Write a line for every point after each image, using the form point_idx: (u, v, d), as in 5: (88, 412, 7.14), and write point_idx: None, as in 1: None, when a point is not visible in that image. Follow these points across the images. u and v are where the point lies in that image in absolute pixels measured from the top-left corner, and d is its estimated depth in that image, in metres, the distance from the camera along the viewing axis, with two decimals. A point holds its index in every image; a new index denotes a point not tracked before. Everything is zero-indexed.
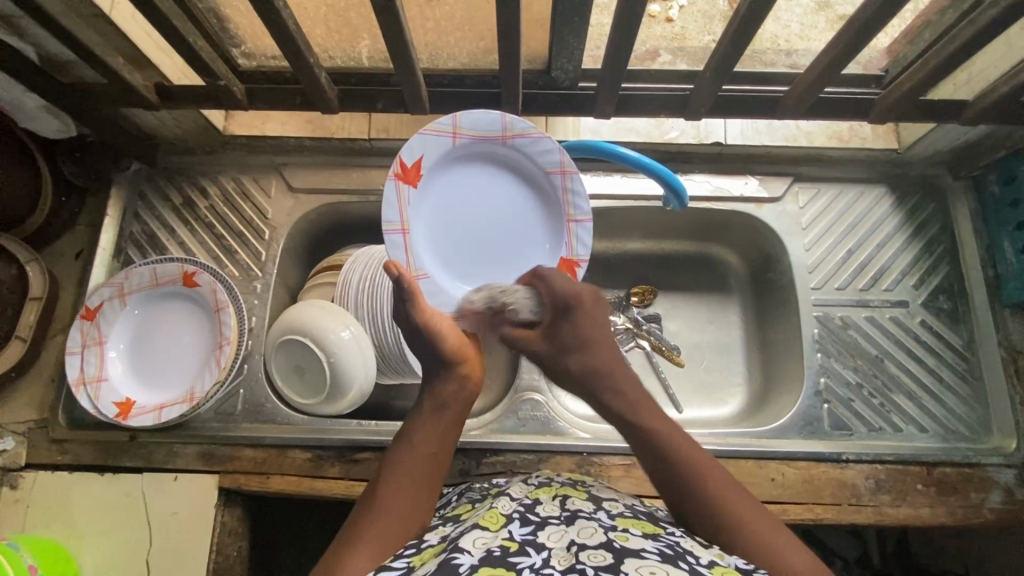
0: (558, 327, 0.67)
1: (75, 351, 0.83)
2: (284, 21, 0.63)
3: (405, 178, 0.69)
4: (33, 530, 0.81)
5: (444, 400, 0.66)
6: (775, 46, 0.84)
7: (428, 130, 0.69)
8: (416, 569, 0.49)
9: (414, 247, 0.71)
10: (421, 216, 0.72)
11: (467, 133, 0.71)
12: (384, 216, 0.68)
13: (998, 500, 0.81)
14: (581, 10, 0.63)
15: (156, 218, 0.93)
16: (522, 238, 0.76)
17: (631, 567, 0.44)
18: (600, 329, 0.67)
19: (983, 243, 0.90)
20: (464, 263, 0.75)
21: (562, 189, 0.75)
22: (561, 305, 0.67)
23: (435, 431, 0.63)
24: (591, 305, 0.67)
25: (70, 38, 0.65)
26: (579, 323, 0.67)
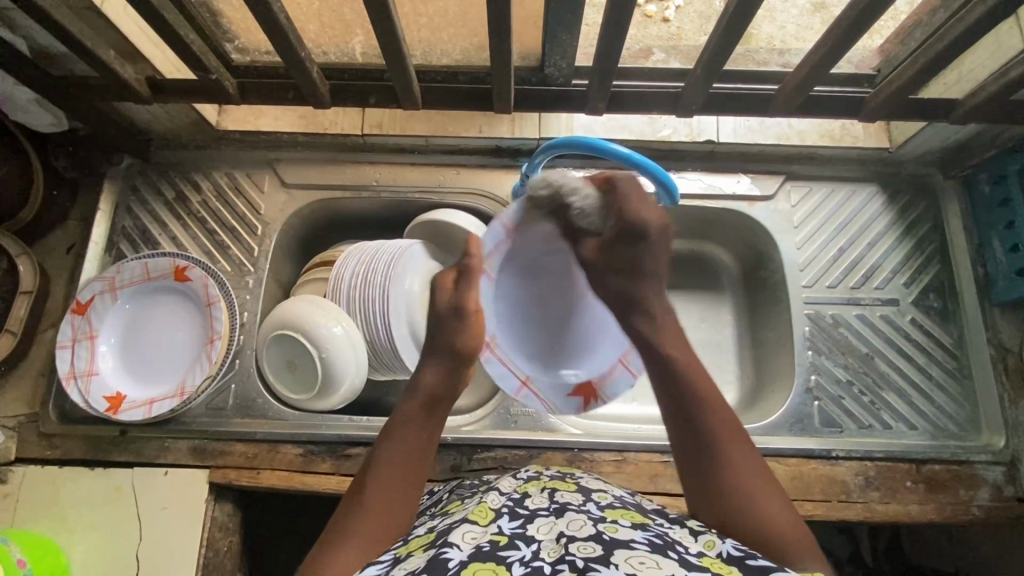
0: (626, 248, 0.65)
1: (66, 345, 0.83)
2: (275, 15, 0.63)
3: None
4: (21, 524, 0.80)
5: (436, 395, 0.63)
6: (770, 45, 0.86)
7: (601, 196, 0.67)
8: (402, 561, 0.48)
9: (504, 251, 0.69)
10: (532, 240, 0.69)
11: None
12: (510, 211, 0.66)
13: (986, 498, 0.82)
14: (573, 6, 0.63)
15: (148, 213, 0.93)
16: (570, 340, 0.75)
17: (620, 559, 0.44)
18: (658, 256, 0.66)
19: (973, 241, 0.91)
20: (514, 310, 0.73)
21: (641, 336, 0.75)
22: (630, 227, 0.64)
23: (422, 425, 0.61)
24: (656, 237, 0.65)
25: (61, 30, 0.65)
26: (639, 254, 0.65)
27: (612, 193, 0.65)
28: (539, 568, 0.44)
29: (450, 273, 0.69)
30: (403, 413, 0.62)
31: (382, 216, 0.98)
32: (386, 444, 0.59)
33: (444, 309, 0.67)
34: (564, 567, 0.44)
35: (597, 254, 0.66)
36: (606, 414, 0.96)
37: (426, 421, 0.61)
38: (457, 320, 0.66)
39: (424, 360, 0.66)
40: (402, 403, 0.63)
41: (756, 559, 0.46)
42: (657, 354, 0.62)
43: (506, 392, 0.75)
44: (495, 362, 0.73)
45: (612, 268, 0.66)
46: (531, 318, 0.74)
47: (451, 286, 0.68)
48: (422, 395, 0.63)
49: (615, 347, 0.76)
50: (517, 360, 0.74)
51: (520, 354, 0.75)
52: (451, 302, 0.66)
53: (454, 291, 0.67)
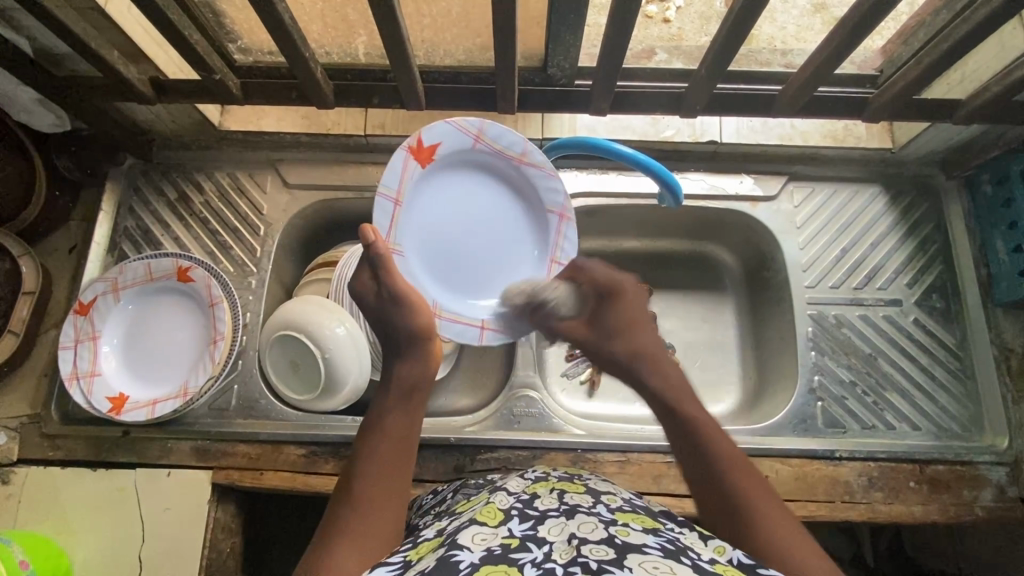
0: (602, 310, 0.71)
1: (68, 346, 0.83)
2: (279, 15, 0.63)
3: (416, 151, 0.70)
4: (24, 525, 0.80)
5: (410, 384, 0.62)
6: (772, 45, 0.87)
7: (453, 122, 0.71)
8: (412, 563, 0.47)
9: (400, 221, 0.70)
10: (418, 197, 0.72)
11: (488, 143, 0.74)
12: (384, 183, 0.68)
13: (989, 498, 0.82)
14: (578, 6, 0.63)
15: (151, 214, 0.92)
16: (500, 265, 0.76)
17: (634, 563, 0.44)
18: (640, 317, 0.71)
19: (976, 242, 0.91)
20: (441, 270, 0.74)
21: (557, 229, 0.78)
22: (606, 290, 0.71)
23: (404, 416, 0.60)
24: (631, 291, 0.71)
25: (65, 30, 0.65)
26: (621, 310, 0.70)
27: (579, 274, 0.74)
28: (551, 570, 0.44)
29: (364, 275, 0.67)
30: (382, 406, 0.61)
31: None
32: (370, 440, 0.58)
33: (375, 307, 0.66)
34: (577, 570, 0.43)
35: (586, 329, 0.71)
36: (609, 414, 0.96)
37: (407, 410, 0.61)
38: (397, 309, 0.65)
39: (387, 362, 0.65)
40: (379, 397, 0.63)
41: (767, 570, 0.46)
42: (665, 407, 0.62)
43: (472, 344, 0.74)
44: (448, 322, 0.72)
45: (607, 334, 0.70)
46: (457, 266, 0.75)
47: (370, 286, 0.66)
48: (397, 385, 0.62)
49: (542, 247, 0.78)
50: (463, 310, 0.74)
51: (465, 305, 0.75)
52: (381, 297, 0.65)
53: (377, 290, 0.66)
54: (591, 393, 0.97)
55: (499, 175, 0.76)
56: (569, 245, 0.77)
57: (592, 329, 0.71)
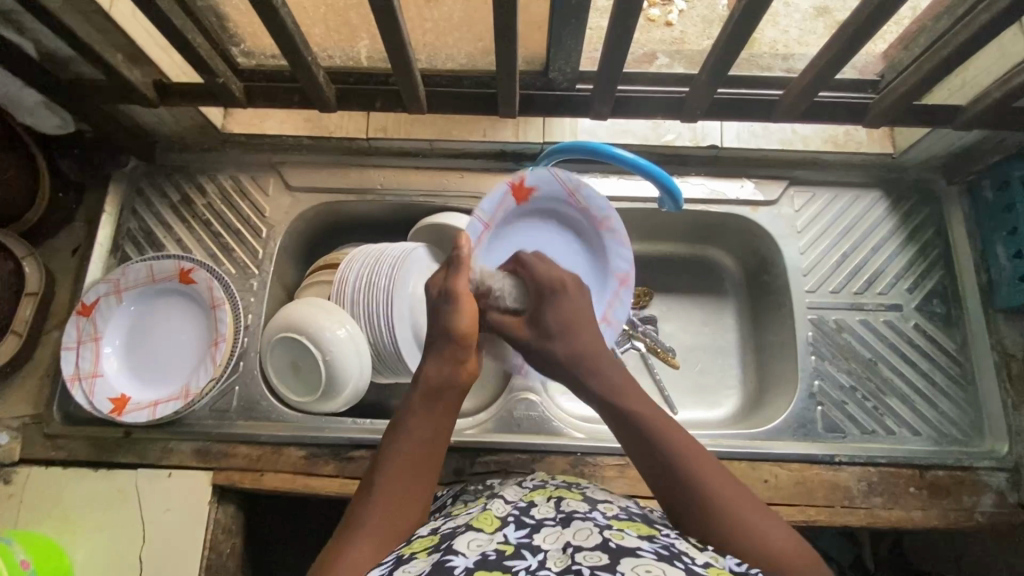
0: (542, 310, 0.71)
1: (70, 347, 0.83)
2: (283, 19, 0.63)
3: (516, 187, 0.78)
4: (25, 525, 0.81)
5: (438, 386, 0.63)
6: (774, 50, 0.87)
7: (556, 172, 0.78)
8: (406, 563, 0.49)
9: (483, 243, 0.77)
10: (502, 227, 0.79)
11: (578, 201, 0.81)
12: (482, 207, 0.74)
13: (989, 504, 0.82)
14: (579, 12, 0.63)
15: (154, 216, 0.93)
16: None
17: (627, 567, 0.44)
18: (582, 310, 0.71)
19: (976, 247, 0.91)
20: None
21: (614, 292, 0.86)
22: (549, 289, 0.72)
23: (427, 418, 0.62)
24: (573, 288, 0.73)
25: (70, 34, 0.66)
26: (565, 304, 0.71)
27: (522, 268, 0.76)
28: None
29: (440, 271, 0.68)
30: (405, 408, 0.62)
31: (387, 219, 0.98)
32: (393, 440, 0.60)
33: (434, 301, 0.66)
34: None
35: (527, 325, 0.72)
36: None
37: (432, 413, 0.62)
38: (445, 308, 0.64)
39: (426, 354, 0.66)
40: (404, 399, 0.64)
41: None
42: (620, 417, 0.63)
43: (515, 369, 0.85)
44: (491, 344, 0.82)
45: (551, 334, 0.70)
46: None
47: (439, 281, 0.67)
48: (425, 387, 0.63)
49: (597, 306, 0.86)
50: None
51: None
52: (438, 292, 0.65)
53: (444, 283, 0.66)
54: None
55: (574, 227, 0.84)
56: (621, 310, 0.86)
57: (533, 327, 0.71)
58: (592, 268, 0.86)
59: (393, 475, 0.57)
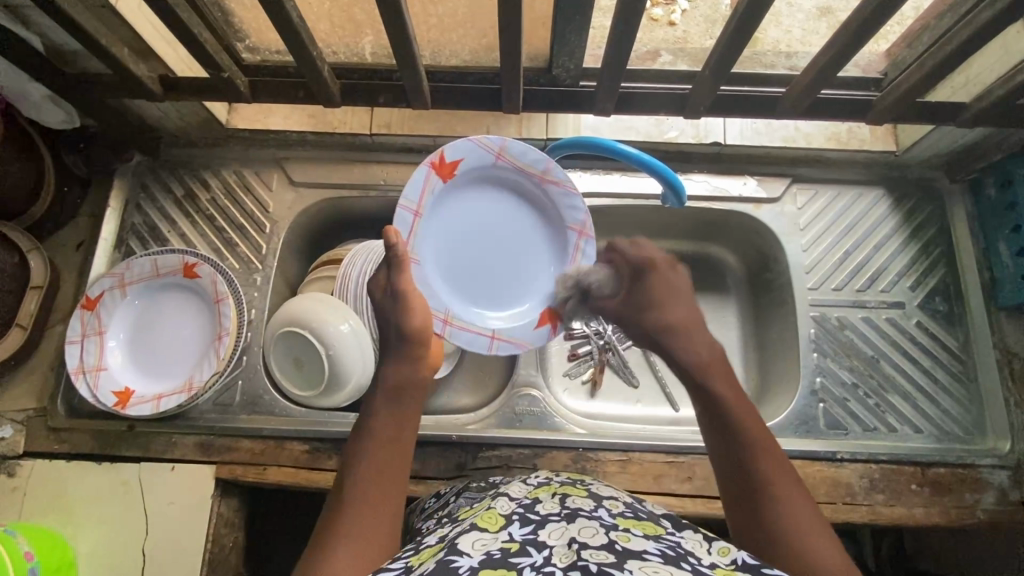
0: (636, 291, 0.71)
1: (75, 340, 0.84)
2: (288, 14, 0.64)
3: (438, 166, 0.76)
4: (29, 518, 0.81)
5: (399, 383, 0.63)
6: (777, 49, 0.88)
7: (474, 140, 0.77)
8: (413, 567, 0.48)
9: (417, 232, 0.76)
10: (437, 208, 0.78)
11: (508, 161, 0.79)
12: (406, 195, 0.74)
13: (991, 501, 0.81)
14: (583, 8, 0.63)
15: (158, 211, 0.93)
16: (517, 276, 0.82)
17: (634, 566, 0.44)
18: (676, 289, 0.70)
19: (979, 245, 0.91)
20: (455, 279, 0.80)
21: (575, 245, 0.82)
22: (639, 267, 0.71)
23: (391, 417, 0.61)
24: (663, 268, 0.71)
25: (77, 27, 0.66)
26: (658, 282, 0.70)
27: (618, 256, 0.74)
28: (551, 573, 0.44)
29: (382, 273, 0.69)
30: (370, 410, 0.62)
31: (390, 216, 0.98)
32: (359, 443, 0.59)
33: (387, 304, 0.67)
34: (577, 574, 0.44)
35: (618, 306, 0.72)
36: (610, 414, 0.96)
37: (394, 411, 0.61)
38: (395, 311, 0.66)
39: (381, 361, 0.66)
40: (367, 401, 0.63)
41: (771, 571, 0.46)
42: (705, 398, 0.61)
43: (483, 351, 0.79)
44: (458, 332, 0.78)
45: (641, 307, 0.70)
46: (474, 280, 0.81)
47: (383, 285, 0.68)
48: (386, 386, 0.63)
49: (560, 261, 0.83)
50: (475, 320, 0.80)
51: (472, 312, 0.81)
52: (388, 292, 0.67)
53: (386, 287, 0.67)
54: (593, 393, 0.97)
55: (518, 190, 0.82)
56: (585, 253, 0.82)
57: (626, 307, 0.71)
58: (546, 226, 0.83)
59: (363, 478, 0.56)
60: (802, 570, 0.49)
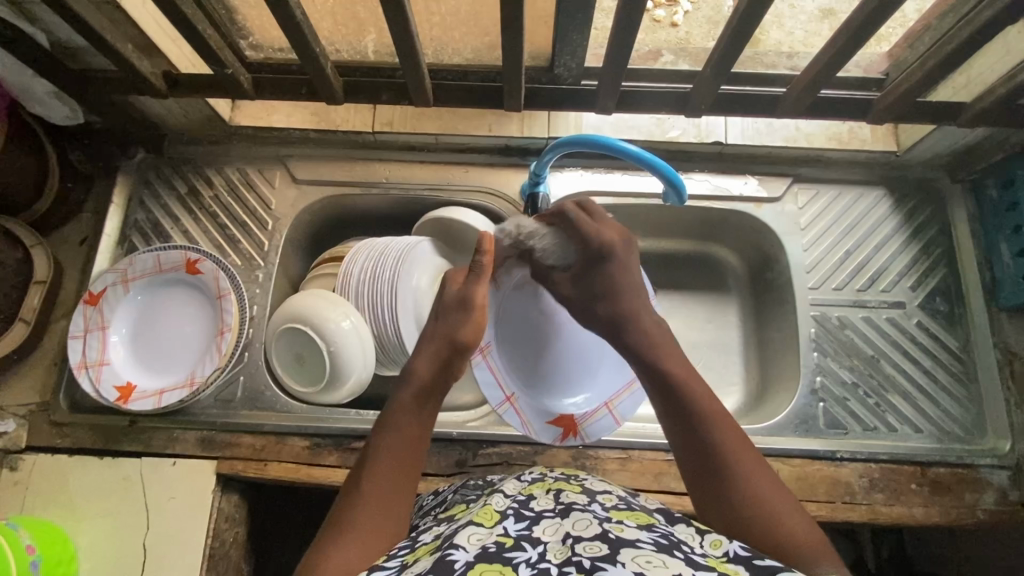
0: (590, 275, 0.70)
1: (77, 335, 0.84)
2: (292, 11, 0.64)
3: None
4: (31, 512, 0.81)
5: (427, 385, 0.62)
6: (778, 49, 0.88)
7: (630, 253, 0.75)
8: (409, 566, 0.48)
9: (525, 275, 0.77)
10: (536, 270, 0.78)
11: None
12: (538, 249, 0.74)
13: (991, 501, 0.81)
14: (585, 6, 0.64)
15: (161, 207, 0.94)
16: (565, 379, 0.81)
17: (626, 557, 0.44)
18: (629, 274, 0.69)
19: (980, 246, 0.91)
20: (509, 338, 0.79)
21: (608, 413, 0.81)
22: (595, 252, 0.69)
23: (415, 418, 0.60)
24: (619, 252, 0.69)
25: (82, 23, 0.67)
26: (612, 271, 0.69)
27: (564, 222, 0.71)
28: (546, 569, 0.45)
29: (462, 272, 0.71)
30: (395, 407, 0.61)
31: (391, 213, 0.99)
32: (380, 440, 0.59)
33: (450, 302, 0.68)
34: (571, 569, 0.44)
35: (573, 287, 0.71)
36: None
37: (418, 413, 0.61)
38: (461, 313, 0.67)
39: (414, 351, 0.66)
40: (392, 397, 0.62)
41: (762, 560, 0.47)
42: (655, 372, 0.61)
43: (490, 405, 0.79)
44: (484, 369, 0.78)
45: (591, 297, 0.69)
46: (530, 349, 0.80)
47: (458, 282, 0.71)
48: (415, 384, 0.62)
49: (602, 398, 0.82)
50: (507, 375, 0.80)
51: (512, 372, 0.80)
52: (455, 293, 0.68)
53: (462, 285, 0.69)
54: None
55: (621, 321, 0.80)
56: (628, 405, 0.82)
57: (578, 285, 0.70)
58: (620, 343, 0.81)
59: (378, 477, 0.56)
60: (767, 543, 0.51)
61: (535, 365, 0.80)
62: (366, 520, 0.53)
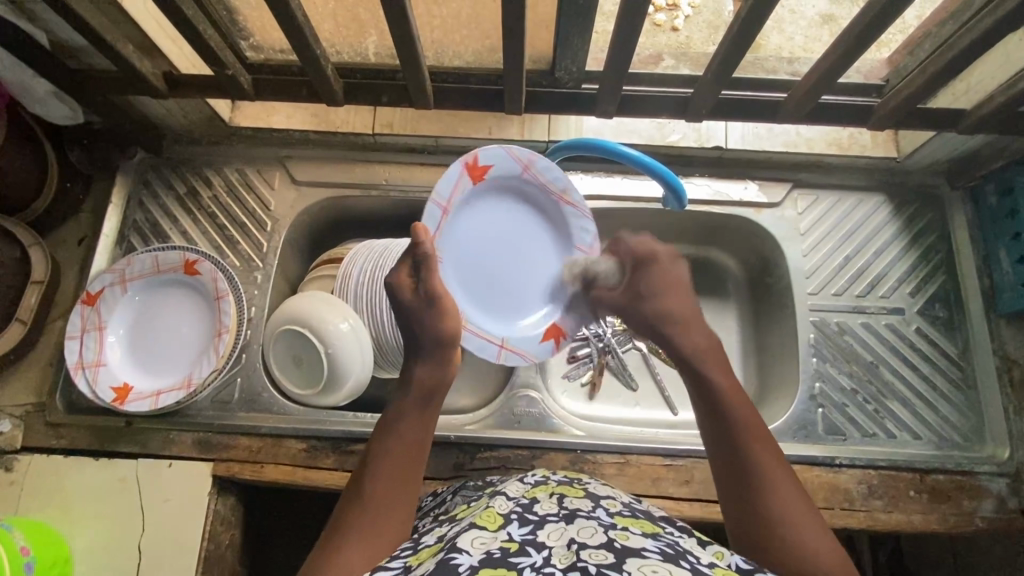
0: (637, 280, 0.70)
1: (74, 335, 0.84)
2: (293, 12, 0.64)
3: (471, 167, 0.74)
4: (26, 513, 0.81)
5: (429, 386, 0.62)
6: (779, 54, 0.88)
7: (509, 151, 0.76)
8: (412, 568, 0.48)
9: (444, 229, 0.74)
10: (462, 209, 0.75)
11: (536, 175, 0.79)
12: (439, 191, 0.71)
13: (990, 509, 0.81)
14: (586, 11, 0.64)
15: (159, 207, 0.93)
16: (526, 289, 0.82)
17: (633, 567, 0.44)
18: (678, 280, 0.69)
19: (980, 252, 0.91)
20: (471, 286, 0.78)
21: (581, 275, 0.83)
22: (641, 259, 0.70)
23: (419, 422, 0.61)
24: (665, 260, 0.70)
25: (83, 23, 0.67)
26: (657, 274, 0.69)
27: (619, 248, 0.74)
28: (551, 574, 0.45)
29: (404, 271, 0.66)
30: (397, 410, 0.61)
31: (391, 215, 0.98)
32: (384, 442, 0.59)
33: (413, 302, 0.65)
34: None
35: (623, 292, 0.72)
36: (609, 416, 0.96)
37: (423, 417, 0.61)
38: (432, 309, 0.64)
39: (409, 357, 0.65)
40: (394, 401, 0.62)
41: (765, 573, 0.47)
42: (697, 380, 0.61)
43: (489, 360, 0.78)
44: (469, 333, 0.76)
45: (641, 297, 0.69)
46: (485, 285, 0.79)
47: (409, 284, 0.65)
48: (416, 389, 0.62)
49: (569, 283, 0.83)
50: (486, 327, 0.79)
51: (488, 320, 0.79)
52: (420, 294, 0.64)
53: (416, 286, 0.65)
54: (592, 395, 0.97)
55: (540, 209, 0.82)
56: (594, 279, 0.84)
57: (631, 292, 0.70)
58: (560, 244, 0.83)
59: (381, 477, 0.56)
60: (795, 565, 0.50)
61: (497, 298, 0.80)
62: (371, 521, 0.53)
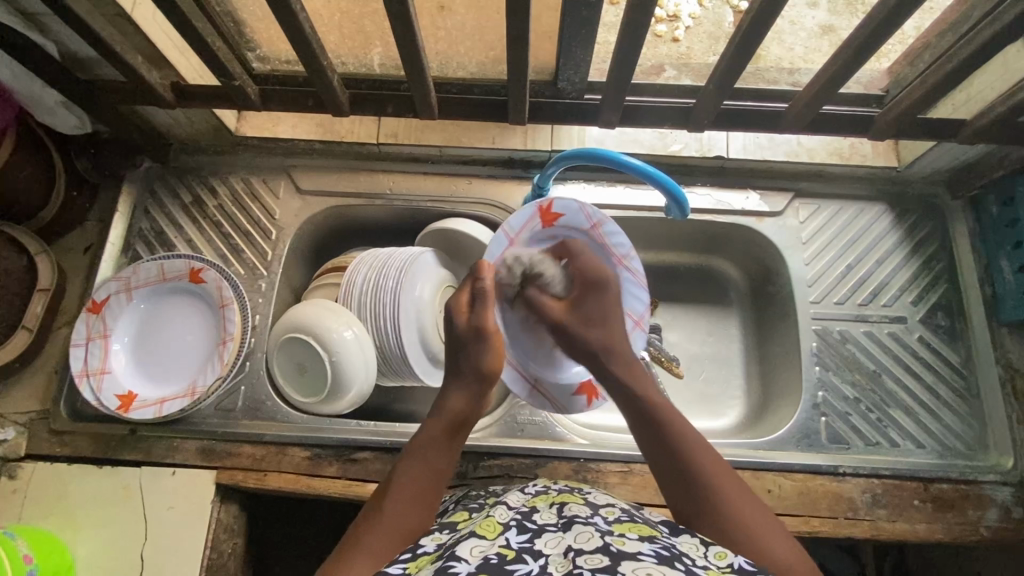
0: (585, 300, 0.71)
1: (79, 343, 0.84)
2: (300, 24, 0.65)
3: (544, 211, 0.79)
4: (29, 521, 0.81)
5: (461, 418, 0.63)
6: (779, 65, 0.89)
7: (584, 204, 0.79)
8: None
9: None
10: (527, 247, 0.80)
11: (601, 236, 0.80)
12: (509, 223, 0.77)
13: (994, 518, 0.81)
14: (589, 22, 0.64)
15: (165, 216, 0.94)
16: None
17: (627, 569, 0.44)
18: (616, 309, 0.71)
19: (981, 262, 0.91)
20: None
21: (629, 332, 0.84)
22: (592, 282, 0.72)
23: (444, 449, 0.62)
24: (612, 286, 0.72)
25: (93, 35, 0.67)
26: (606, 301, 0.71)
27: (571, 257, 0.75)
28: None
29: (462, 298, 0.68)
30: (426, 435, 0.62)
31: (395, 224, 0.99)
32: (409, 462, 0.60)
33: (464, 331, 0.66)
34: None
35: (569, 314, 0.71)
36: (612, 425, 0.96)
37: (450, 443, 0.62)
38: (482, 343, 0.66)
39: (447, 381, 0.66)
40: (425, 422, 0.64)
41: None
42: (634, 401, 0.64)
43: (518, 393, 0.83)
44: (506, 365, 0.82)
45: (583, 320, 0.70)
46: None
47: (465, 310, 0.67)
48: (448, 417, 0.63)
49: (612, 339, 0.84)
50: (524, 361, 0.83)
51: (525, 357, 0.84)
52: (472, 325, 0.66)
53: (471, 314, 0.67)
54: (595, 403, 0.97)
55: None
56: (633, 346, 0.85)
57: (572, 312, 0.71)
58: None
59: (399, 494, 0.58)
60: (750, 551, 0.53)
61: None
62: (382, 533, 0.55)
